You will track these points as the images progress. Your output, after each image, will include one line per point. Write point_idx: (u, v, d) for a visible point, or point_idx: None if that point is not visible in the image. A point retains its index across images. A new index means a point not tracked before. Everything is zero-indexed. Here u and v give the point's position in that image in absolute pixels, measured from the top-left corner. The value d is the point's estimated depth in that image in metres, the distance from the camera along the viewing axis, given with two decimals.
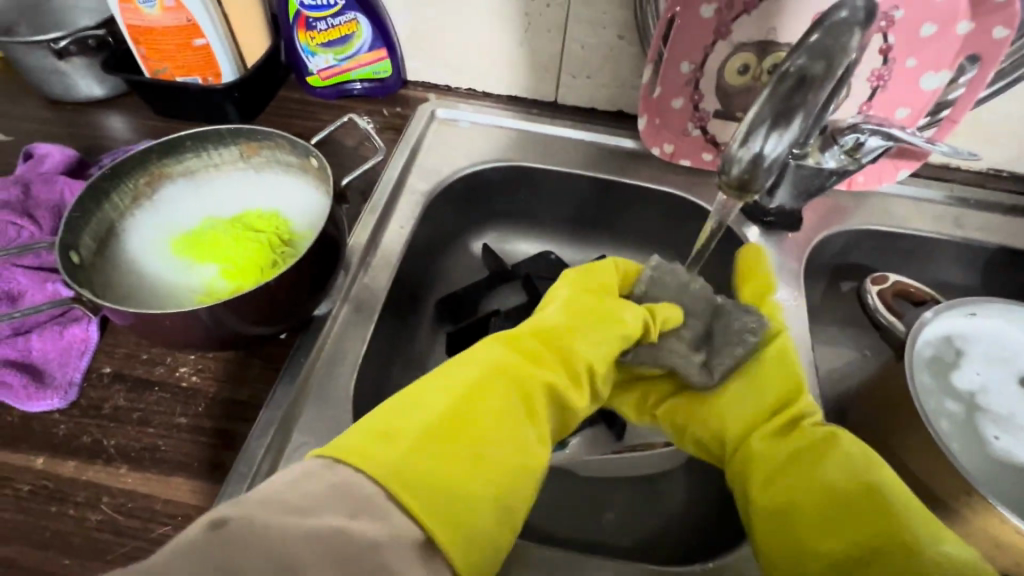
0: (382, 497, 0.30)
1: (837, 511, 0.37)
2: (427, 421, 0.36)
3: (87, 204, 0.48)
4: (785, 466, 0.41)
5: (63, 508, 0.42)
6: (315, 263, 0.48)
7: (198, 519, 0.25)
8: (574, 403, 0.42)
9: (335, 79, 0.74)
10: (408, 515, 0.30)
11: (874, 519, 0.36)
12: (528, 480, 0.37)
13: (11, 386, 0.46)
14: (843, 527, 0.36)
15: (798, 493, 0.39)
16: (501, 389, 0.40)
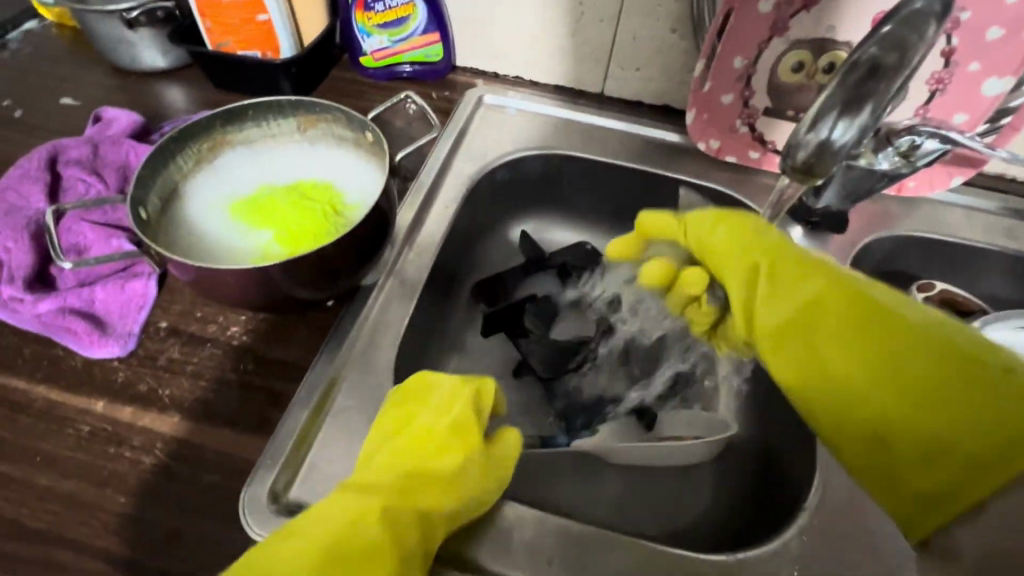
0: None
1: (869, 371, 0.38)
2: None
3: (155, 164, 0.51)
4: (812, 345, 0.41)
5: (121, 450, 0.44)
6: (369, 235, 0.49)
7: None
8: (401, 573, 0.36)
9: (387, 60, 0.75)
10: None
11: (906, 372, 0.36)
12: None
13: (77, 333, 0.49)
14: (894, 388, 0.37)
15: (841, 371, 0.39)
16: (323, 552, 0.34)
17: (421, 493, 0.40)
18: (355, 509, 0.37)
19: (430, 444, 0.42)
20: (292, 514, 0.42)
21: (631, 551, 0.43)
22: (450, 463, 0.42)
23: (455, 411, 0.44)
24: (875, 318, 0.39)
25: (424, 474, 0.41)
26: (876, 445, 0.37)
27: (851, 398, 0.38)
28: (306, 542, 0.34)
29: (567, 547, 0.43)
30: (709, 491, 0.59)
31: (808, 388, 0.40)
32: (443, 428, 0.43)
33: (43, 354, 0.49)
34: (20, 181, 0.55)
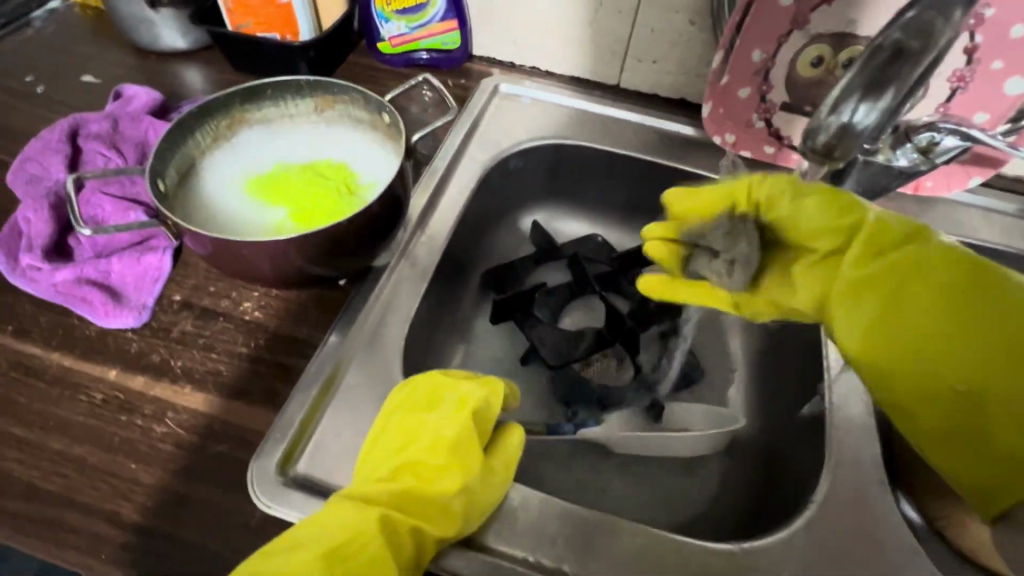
0: None
1: (968, 344, 0.36)
2: None
3: (174, 139, 0.52)
4: (887, 316, 0.38)
5: (132, 418, 0.45)
6: (383, 215, 0.49)
7: None
8: None
9: (404, 47, 0.76)
10: None
11: (989, 342, 0.35)
12: None
13: (92, 303, 0.49)
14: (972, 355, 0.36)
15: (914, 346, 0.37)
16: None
17: (424, 505, 0.38)
18: (357, 523, 0.35)
19: (433, 453, 0.40)
20: (298, 486, 0.42)
21: (635, 536, 0.43)
22: (451, 482, 0.39)
23: (459, 424, 0.41)
24: (975, 287, 0.37)
25: (425, 487, 0.38)
26: (956, 421, 0.37)
27: (936, 369, 0.37)
28: (309, 555, 0.33)
29: (571, 529, 0.43)
30: (714, 484, 0.59)
31: (891, 364, 0.38)
32: (446, 441, 0.40)
33: (58, 323, 0.49)
34: (41, 152, 0.56)
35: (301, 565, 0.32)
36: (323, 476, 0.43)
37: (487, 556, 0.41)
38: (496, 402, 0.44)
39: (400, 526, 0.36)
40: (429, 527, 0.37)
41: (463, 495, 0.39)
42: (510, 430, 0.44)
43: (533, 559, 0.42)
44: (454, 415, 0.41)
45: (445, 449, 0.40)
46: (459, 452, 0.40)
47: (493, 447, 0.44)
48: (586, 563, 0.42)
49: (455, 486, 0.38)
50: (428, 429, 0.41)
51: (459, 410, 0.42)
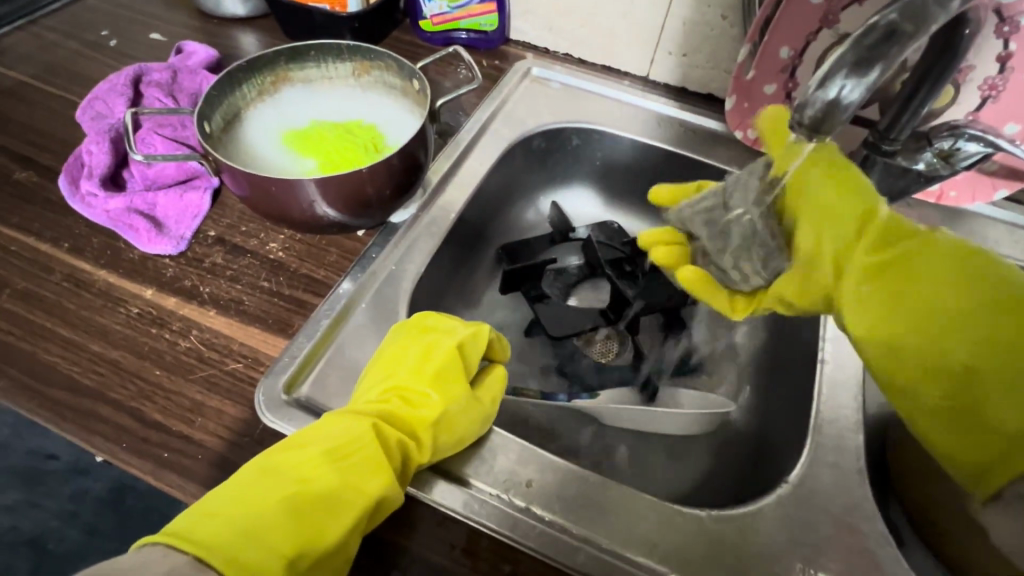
0: (167, 560, 0.29)
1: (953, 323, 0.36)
2: (249, 504, 0.33)
3: (223, 88, 0.56)
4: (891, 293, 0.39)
5: (162, 331, 0.49)
6: (405, 171, 0.53)
7: (140, 546, 0.30)
8: (392, 491, 0.37)
9: (445, 26, 0.79)
10: None
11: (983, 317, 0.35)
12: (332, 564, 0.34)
13: (138, 230, 0.55)
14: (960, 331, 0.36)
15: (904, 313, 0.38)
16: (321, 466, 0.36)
17: (409, 426, 0.41)
18: (352, 431, 0.39)
19: (419, 382, 0.43)
20: (301, 406, 0.46)
21: (605, 488, 0.45)
22: (436, 400, 0.42)
23: (446, 353, 0.44)
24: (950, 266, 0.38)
25: (408, 411, 0.41)
26: (951, 401, 0.36)
27: (941, 349, 0.36)
28: (315, 452, 0.37)
29: (550, 475, 0.45)
30: (700, 467, 0.60)
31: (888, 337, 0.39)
32: (430, 371, 0.43)
33: (107, 244, 0.55)
34: (107, 94, 0.62)
35: (305, 462, 0.36)
36: (324, 401, 0.47)
37: (463, 487, 0.44)
38: (480, 340, 0.46)
39: (390, 437, 0.39)
40: (414, 444, 0.40)
41: (444, 417, 0.41)
42: (492, 370, 0.48)
43: (505, 497, 0.44)
44: (438, 350, 0.44)
45: (431, 377, 0.43)
46: (442, 372, 0.43)
47: (478, 383, 0.47)
48: (555, 505, 0.44)
49: (437, 409, 0.42)
50: (415, 357, 0.44)
51: (445, 342, 0.45)
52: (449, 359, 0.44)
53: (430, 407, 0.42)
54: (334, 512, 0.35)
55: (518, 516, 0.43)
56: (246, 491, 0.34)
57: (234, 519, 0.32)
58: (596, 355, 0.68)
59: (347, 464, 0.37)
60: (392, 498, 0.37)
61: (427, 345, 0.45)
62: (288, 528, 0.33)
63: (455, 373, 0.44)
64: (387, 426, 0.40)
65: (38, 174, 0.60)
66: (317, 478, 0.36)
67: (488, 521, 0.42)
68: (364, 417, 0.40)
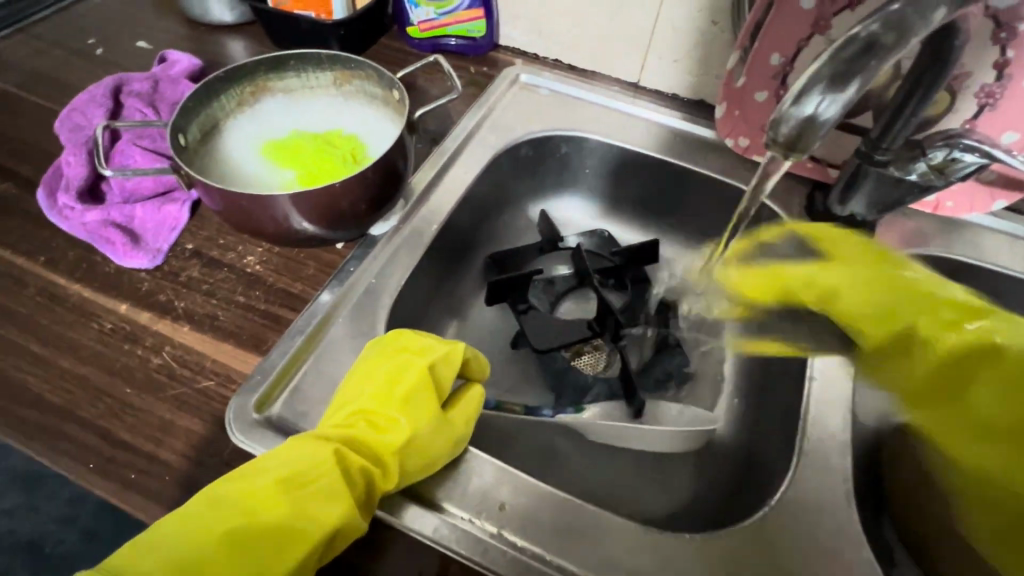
0: None
1: None
2: (200, 536, 0.33)
3: (200, 100, 0.56)
4: (934, 368, 0.48)
5: (134, 348, 0.49)
6: (381, 185, 0.52)
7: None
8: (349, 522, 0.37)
9: (432, 32, 0.78)
10: None
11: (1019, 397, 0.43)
12: None
13: (115, 243, 0.54)
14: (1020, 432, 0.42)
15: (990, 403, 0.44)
16: (276, 498, 0.36)
17: (375, 451, 0.40)
18: (313, 457, 0.38)
19: (386, 405, 0.42)
20: (271, 426, 0.45)
21: (580, 512, 0.44)
22: (404, 424, 0.41)
23: (416, 376, 0.43)
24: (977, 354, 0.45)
25: (373, 436, 0.41)
26: (981, 481, 0.44)
27: (976, 440, 0.44)
28: (268, 481, 0.36)
29: (524, 498, 0.44)
30: (685, 484, 0.59)
31: (930, 415, 0.48)
32: (399, 394, 0.42)
33: (83, 257, 0.54)
34: (87, 105, 0.61)
35: (261, 491, 0.36)
36: (296, 419, 0.46)
37: (435, 510, 0.43)
38: (453, 361, 0.45)
39: (352, 464, 0.39)
40: (378, 470, 0.40)
41: (410, 443, 0.41)
42: (470, 390, 0.47)
43: (477, 521, 0.43)
44: (410, 371, 0.44)
45: (400, 401, 0.42)
46: (412, 395, 0.42)
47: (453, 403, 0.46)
48: (528, 530, 0.43)
49: (404, 435, 0.41)
50: (385, 379, 0.43)
51: (416, 363, 0.44)
52: (420, 381, 0.43)
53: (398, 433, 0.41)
54: (286, 544, 0.35)
55: (490, 542, 0.42)
56: (194, 524, 0.34)
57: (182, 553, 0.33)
58: (584, 367, 0.67)
59: (304, 493, 0.36)
60: (351, 528, 0.37)
61: (398, 367, 0.44)
62: (234, 564, 0.33)
63: (426, 397, 0.43)
64: (351, 452, 0.39)
65: (18, 186, 0.60)
66: (270, 508, 0.35)
67: (458, 547, 0.41)
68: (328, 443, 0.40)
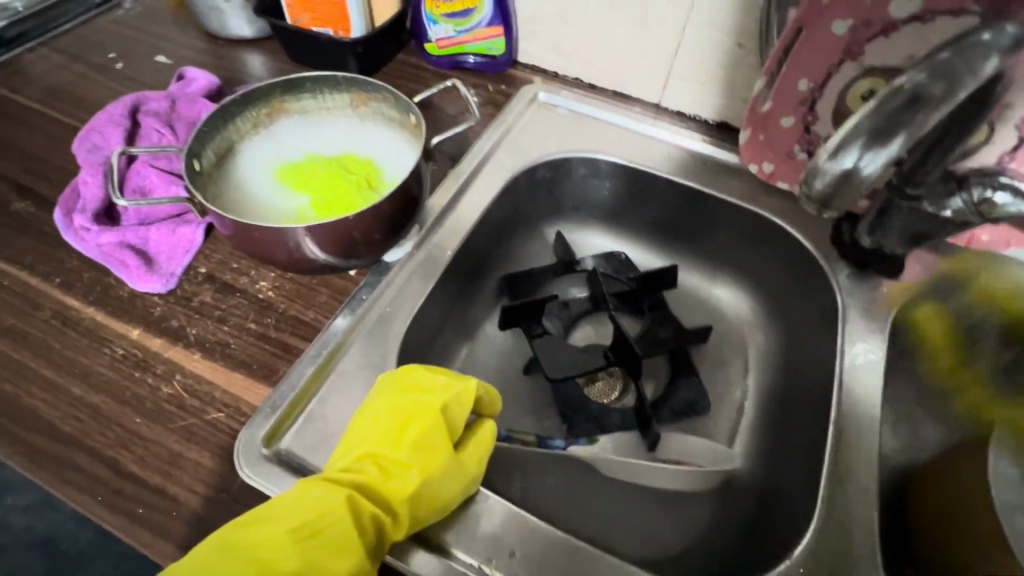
0: None
1: None
2: None
3: (215, 123, 0.55)
4: None
5: (145, 375, 0.48)
6: (396, 214, 0.51)
7: None
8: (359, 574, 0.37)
9: (450, 49, 0.77)
10: None
11: None
12: None
13: (129, 266, 0.54)
14: None
15: None
16: (286, 550, 0.36)
17: (387, 498, 0.40)
18: (326, 503, 0.38)
19: (397, 450, 0.42)
20: (279, 461, 0.44)
21: (594, 562, 0.42)
22: (416, 470, 0.41)
23: (431, 418, 0.43)
24: None
25: (384, 482, 0.40)
26: None
27: None
28: (280, 531, 0.36)
29: (536, 545, 0.43)
30: (698, 523, 0.57)
31: None
32: (410, 437, 0.42)
33: (98, 280, 0.54)
34: (104, 124, 0.61)
35: (272, 541, 0.36)
36: (305, 454, 0.46)
37: (439, 555, 0.42)
38: (465, 400, 0.45)
39: (365, 512, 0.39)
40: (389, 518, 0.39)
41: (421, 489, 0.40)
42: (483, 428, 0.46)
43: (487, 568, 0.42)
44: (423, 413, 0.43)
45: (410, 445, 0.42)
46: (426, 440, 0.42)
47: (464, 441, 0.45)
48: None
49: (415, 481, 0.40)
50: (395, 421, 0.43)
51: (428, 402, 0.44)
52: (434, 424, 0.43)
53: (411, 480, 0.40)
54: None
55: None
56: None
57: None
58: (596, 395, 0.66)
59: (315, 546, 0.36)
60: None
61: (409, 407, 0.43)
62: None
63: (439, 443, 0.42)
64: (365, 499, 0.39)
65: (35, 204, 0.60)
66: (281, 560, 0.35)
67: None
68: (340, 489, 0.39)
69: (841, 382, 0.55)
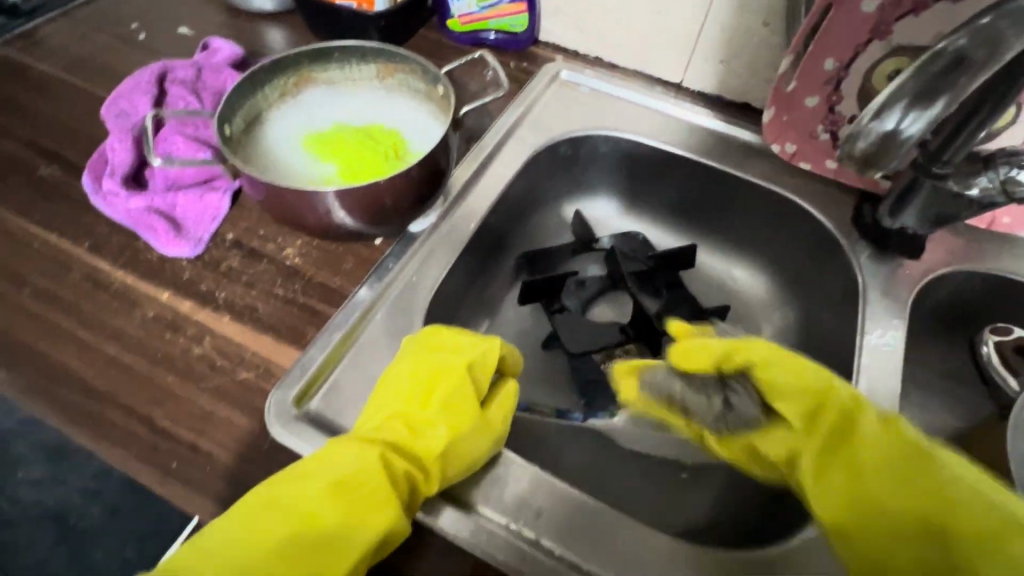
0: None
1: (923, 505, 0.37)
2: (254, 541, 0.34)
3: (245, 90, 0.55)
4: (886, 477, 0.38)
5: (176, 336, 0.49)
6: (424, 183, 0.51)
7: None
8: (395, 528, 0.37)
9: (473, 26, 0.77)
10: None
11: (880, 483, 0.38)
12: None
13: (157, 231, 0.54)
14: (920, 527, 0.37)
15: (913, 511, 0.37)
16: (324, 503, 0.36)
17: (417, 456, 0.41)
18: (360, 460, 0.39)
19: (426, 409, 0.42)
20: (310, 421, 0.45)
21: (619, 524, 0.43)
22: (445, 428, 0.42)
23: (457, 377, 0.44)
24: (844, 431, 0.41)
25: (414, 440, 0.41)
26: None
27: None
28: (318, 487, 0.37)
29: (562, 506, 0.43)
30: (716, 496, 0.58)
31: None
32: (438, 396, 0.43)
33: (126, 244, 0.55)
34: (131, 92, 0.61)
35: (309, 494, 0.37)
36: (335, 415, 0.46)
37: (471, 514, 0.42)
38: (490, 362, 0.45)
39: (398, 468, 0.40)
40: (421, 476, 0.40)
41: (452, 446, 0.41)
42: (506, 385, 0.47)
43: (514, 527, 0.42)
44: (450, 373, 0.44)
45: (440, 406, 0.43)
46: (452, 399, 0.43)
47: (490, 400, 0.46)
48: (565, 539, 0.42)
49: (444, 439, 0.41)
50: (423, 381, 0.44)
51: (454, 363, 0.44)
52: (458, 382, 0.44)
53: (442, 437, 0.41)
54: (336, 549, 0.35)
55: (530, 551, 0.41)
56: (247, 529, 0.35)
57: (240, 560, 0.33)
58: (615, 372, 0.65)
59: (352, 500, 0.37)
60: (395, 535, 0.38)
61: (436, 368, 0.44)
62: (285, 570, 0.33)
63: (464, 400, 0.43)
64: (397, 457, 0.40)
65: (63, 170, 0.60)
66: (320, 514, 0.36)
67: (495, 552, 0.41)
68: (373, 446, 0.40)
69: (861, 359, 0.56)
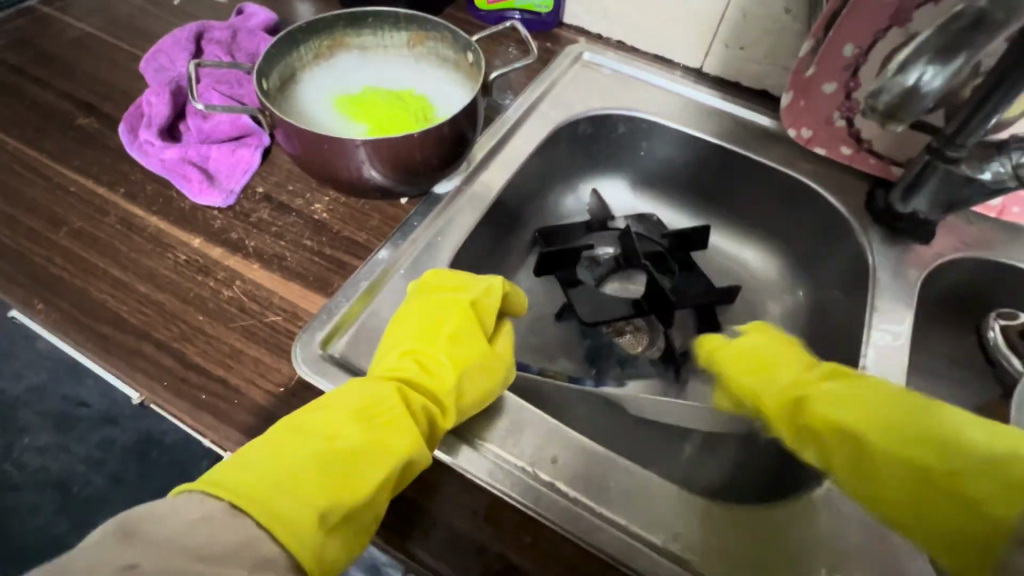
0: (225, 509, 0.31)
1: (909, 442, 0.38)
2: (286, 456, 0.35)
3: (282, 48, 0.57)
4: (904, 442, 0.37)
5: (206, 279, 0.51)
6: (452, 143, 0.53)
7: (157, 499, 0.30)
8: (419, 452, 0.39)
9: (499, 5, 0.79)
10: (264, 531, 0.31)
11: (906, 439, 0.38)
12: (368, 512, 0.36)
13: (190, 180, 0.56)
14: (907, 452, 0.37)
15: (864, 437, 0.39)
16: (347, 424, 0.38)
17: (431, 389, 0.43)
18: (378, 391, 0.41)
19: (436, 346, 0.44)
20: (336, 363, 0.47)
21: (630, 472, 0.44)
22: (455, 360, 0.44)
23: (461, 315, 0.46)
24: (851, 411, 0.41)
25: (428, 376, 0.43)
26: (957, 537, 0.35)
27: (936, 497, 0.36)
28: (341, 413, 0.39)
29: (575, 453, 0.45)
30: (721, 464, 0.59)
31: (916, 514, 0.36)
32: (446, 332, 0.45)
33: (160, 192, 0.56)
34: (171, 48, 0.64)
35: (333, 419, 0.38)
36: (359, 360, 0.48)
37: (488, 455, 0.44)
38: (491, 297, 0.48)
39: (416, 399, 0.41)
40: (436, 407, 0.42)
41: (463, 378, 0.43)
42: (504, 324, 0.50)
43: (530, 470, 0.44)
44: (453, 310, 0.46)
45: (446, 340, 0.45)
46: (456, 333, 0.45)
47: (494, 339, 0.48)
48: (579, 483, 0.44)
49: (454, 371, 0.43)
50: (430, 320, 0.46)
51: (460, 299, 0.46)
52: (462, 315, 0.46)
53: (452, 368, 0.43)
54: (365, 465, 0.36)
55: (545, 492, 0.43)
56: (278, 448, 0.36)
57: (275, 470, 0.34)
58: (624, 346, 0.67)
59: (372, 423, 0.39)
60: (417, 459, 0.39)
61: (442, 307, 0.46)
62: (322, 481, 0.35)
63: (467, 332, 0.45)
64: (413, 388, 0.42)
65: (99, 121, 0.62)
66: (345, 434, 0.37)
67: (511, 491, 0.43)
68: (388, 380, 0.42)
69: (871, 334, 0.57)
